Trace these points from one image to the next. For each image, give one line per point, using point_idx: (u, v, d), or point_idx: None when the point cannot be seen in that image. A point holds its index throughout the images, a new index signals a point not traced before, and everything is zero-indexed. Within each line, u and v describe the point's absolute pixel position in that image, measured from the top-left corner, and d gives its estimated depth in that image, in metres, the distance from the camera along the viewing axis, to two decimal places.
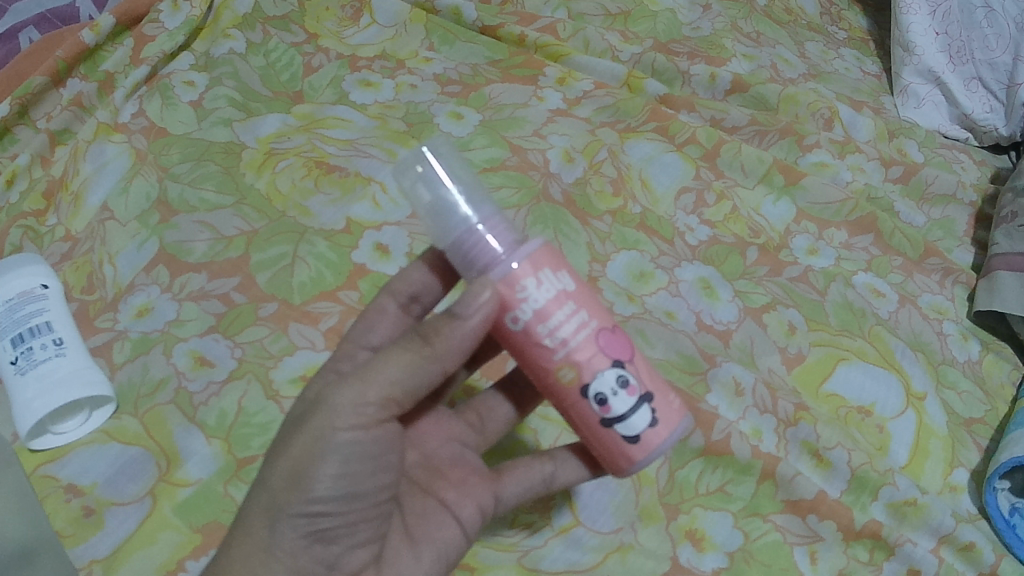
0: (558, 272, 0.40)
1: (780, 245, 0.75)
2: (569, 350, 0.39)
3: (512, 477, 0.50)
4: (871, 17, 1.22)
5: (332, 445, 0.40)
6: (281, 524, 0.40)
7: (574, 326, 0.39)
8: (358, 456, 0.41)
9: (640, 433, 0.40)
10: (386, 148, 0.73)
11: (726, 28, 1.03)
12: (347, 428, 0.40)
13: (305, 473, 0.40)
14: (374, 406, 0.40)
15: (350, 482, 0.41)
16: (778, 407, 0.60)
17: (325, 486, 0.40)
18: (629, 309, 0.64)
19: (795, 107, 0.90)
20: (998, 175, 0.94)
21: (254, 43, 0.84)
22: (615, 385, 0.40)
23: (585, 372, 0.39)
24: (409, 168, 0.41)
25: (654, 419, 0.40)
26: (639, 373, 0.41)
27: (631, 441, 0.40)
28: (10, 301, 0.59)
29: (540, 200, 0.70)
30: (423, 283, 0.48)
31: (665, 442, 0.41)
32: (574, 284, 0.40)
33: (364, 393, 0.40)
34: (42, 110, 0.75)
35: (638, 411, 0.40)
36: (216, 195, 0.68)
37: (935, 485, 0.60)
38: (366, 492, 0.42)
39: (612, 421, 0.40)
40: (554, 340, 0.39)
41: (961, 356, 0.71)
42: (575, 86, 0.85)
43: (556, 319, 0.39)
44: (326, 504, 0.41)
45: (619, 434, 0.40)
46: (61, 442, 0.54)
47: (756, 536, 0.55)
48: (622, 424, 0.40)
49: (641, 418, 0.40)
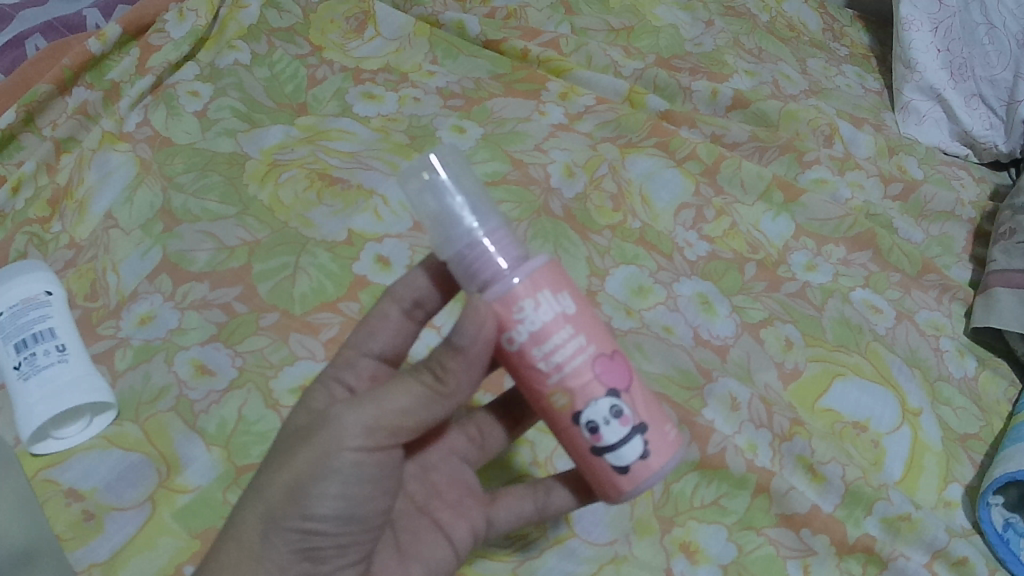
0: (559, 294, 0.40)
1: (779, 261, 0.76)
2: (563, 375, 0.40)
3: (505, 502, 0.51)
4: (873, 34, 1.23)
5: (337, 465, 0.41)
6: (276, 536, 0.41)
7: (572, 351, 0.40)
8: (361, 478, 0.42)
9: (630, 463, 0.41)
10: (388, 161, 0.74)
11: (728, 44, 1.04)
12: (353, 450, 0.41)
13: (307, 490, 0.41)
14: (383, 432, 0.41)
15: (349, 503, 0.42)
16: (774, 422, 0.60)
17: (323, 505, 0.41)
18: (627, 323, 0.65)
19: (795, 124, 0.91)
20: (998, 193, 0.94)
21: (259, 55, 0.85)
22: (607, 415, 0.40)
23: (578, 400, 0.40)
24: (415, 175, 0.42)
25: (646, 451, 0.41)
26: (634, 404, 0.41)
27: (620, 471, 0.41)
28: (14, 307, 0.60)
29: (540, 214, 0.71)
30: (426, 289, 0.47)
31: (655, 474, 0.41)
32: (575, 307, 0.40)
33: (374, 418, 0.41)
34: (48, 118, 0.76)
35: (630, 442, 0.41)
36: (219, 206, 0.69)
37: (930, 500, 0.61)
38: (363, 515, 0.43)
39: (603, 450, 0.41)
40: (549, 364, 0.40)
41: (958, 372, 0.72)
42: (577, 101, 0.86)
43: (553, 343, 0.39)
44: (323, 523, 0.41)
45: (610, 462, 0.41)
46: (62, 448, 0.55)
47: (750, 549, 0.55)
48: (613, 454, 0.41)
49: (633, 449, 0.41)
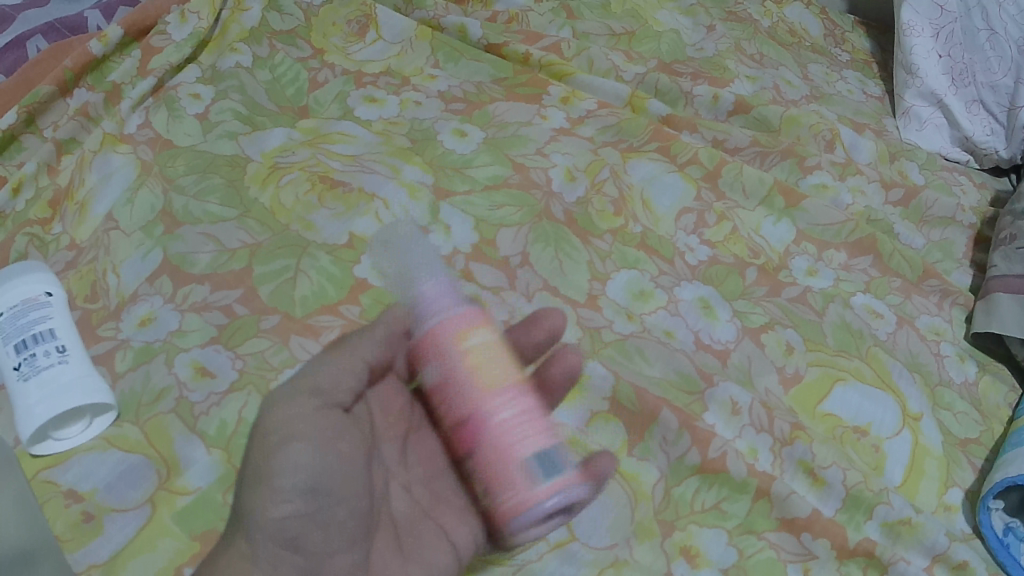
0: (440, 357, 0.47)
1: (780, 266, 0.76)
2: (448, 428, 0.48)
3: None
4: (874, 39, 1.24)
5: (287, 434, 0.44)
6: (254, 527, 0.43)
7: (448, 409, 0.47)
8: (312, 447, 0.45)
9: (496, 509, 0.46)
10: (390, 164, 0.74)
11: (729, 49, 1.04)
12: (293, 419, 0.45)
13: (267, 470, 0.43)
14: (305, 393, 0.47)
15: (311, 475, 0.44)
16: (774, 426, 0.60)
17: (286, 480, 0.43)
18: (628, 328, 0.65)
19: (797, 129, 0.91)
20: (998, 198, 0.94)
21: (261, 58, 0.85)
22: (475, 469, 0.46)
23: (459, 451, 0.47)
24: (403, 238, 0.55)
25: (504, 503, 0.45)
26: (491, 463, 0.45)
27: (494, 512, 0.47)
28: (15, 308, 0.60)
29: (540, 218, 0.71)
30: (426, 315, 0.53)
31: (516, 524, 0.45)
32: (450, 369, 0.46)
33: (307, 386, 0.47)
34: (49, 119, 0.76)
35: (489, 495, 0.46)
36: (221, 208, 0.69)
37: (930, 504, 0.61)
38: (331, 489, 0.45)
39: (481, 495, 0.47)
40: (442, 417, 0.48)
41: (958, 377, 0.72)
42: (578, 105, 0.86)
43: (439, 400, 0.47)
44: (292, 501, 0.43)
45: (488, 505, 0.47)
46: (61, 449, 0.55)
47: (750, 553, 0.55)
48: (485, 499, 0.47)
49: (495, 499, 0.46)
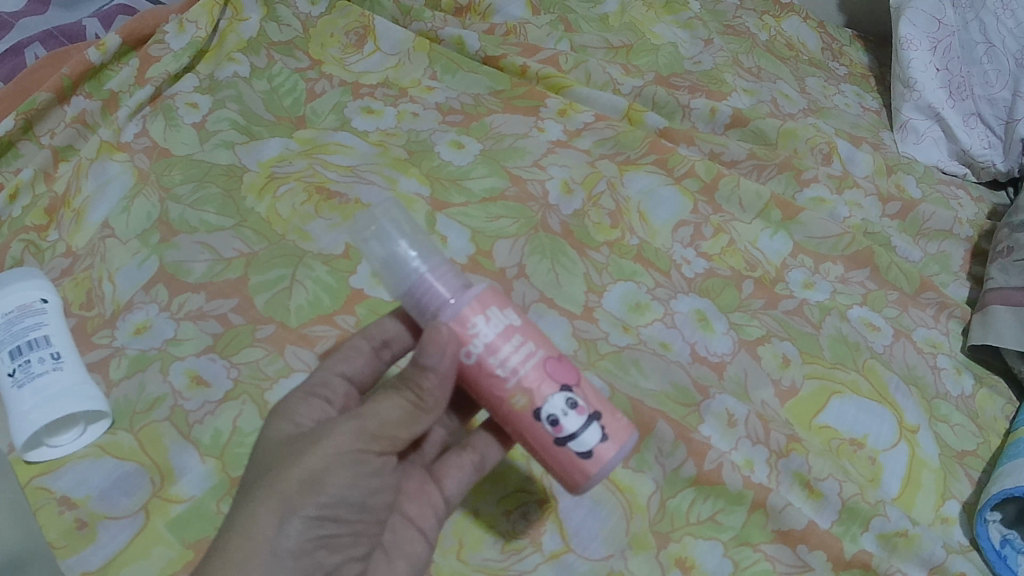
0: (503, 310, 0.44)
1: (776, 279, 0.75)
2: (519, 378, 0.43)
3: (448, 478, 0.50)
4: (872, 53, 1.25)
5: (347, 457, 0.43)
6: (291, 526, 0.41)
7: (522, 357, 0.43)
8: (371, 471, 0.44)
9: (592, 448, 0.44)
10: (386, 175, 0.75)
11: (726, 62, 1.05)
12: (362, 447, 0.43)
13: (322, 477, 0.42)
14: (383, 437, 0.44)
15: (361, 494, 0.44)
16: (770, 439, 0.60)
17: (337, 492, 0.42)
18: (624, 339, 0.65)
19: (794, 142, 0.91)
20: (995, 211, 0.94)
21: (258, 68, 0.86)
22: (564, 406, 0.43)
23: (537, 397, 0.43)
24: (365, 227, 0.45)
25: (604, 435, 0.44)
26: (586, 396, 0.44)
27: (585, 456, 0.43)
28: (8, 314, 0.59)
29: (538, 230, 0.71)
30: (396, 332, 0.51)
31: (616, 454, 0.44)
32: (519, 320, 0.44)
33: (373, 426, 0.43)
34: (46, 126, 0.74)
35: (586, 431, 0.43)
36: (217, 217, 0.69)
37: (927, 516, 0.60)
38: (372, 506, 0.45)
39: (565, 439, 0.43)
40: (506, 369, 0.43)
41: (955, 390, 0.71)
42: (576, 117, 0.86)
43: (506, 350, 0.43)
44: (339, 508, 0.43)
45: (574, 450, 0.43)
46: (55, 456, 0.54)
47: (746, 565, 0.55)
48: (575, 442, 0.43)
49: (592, 434, 0.44)
